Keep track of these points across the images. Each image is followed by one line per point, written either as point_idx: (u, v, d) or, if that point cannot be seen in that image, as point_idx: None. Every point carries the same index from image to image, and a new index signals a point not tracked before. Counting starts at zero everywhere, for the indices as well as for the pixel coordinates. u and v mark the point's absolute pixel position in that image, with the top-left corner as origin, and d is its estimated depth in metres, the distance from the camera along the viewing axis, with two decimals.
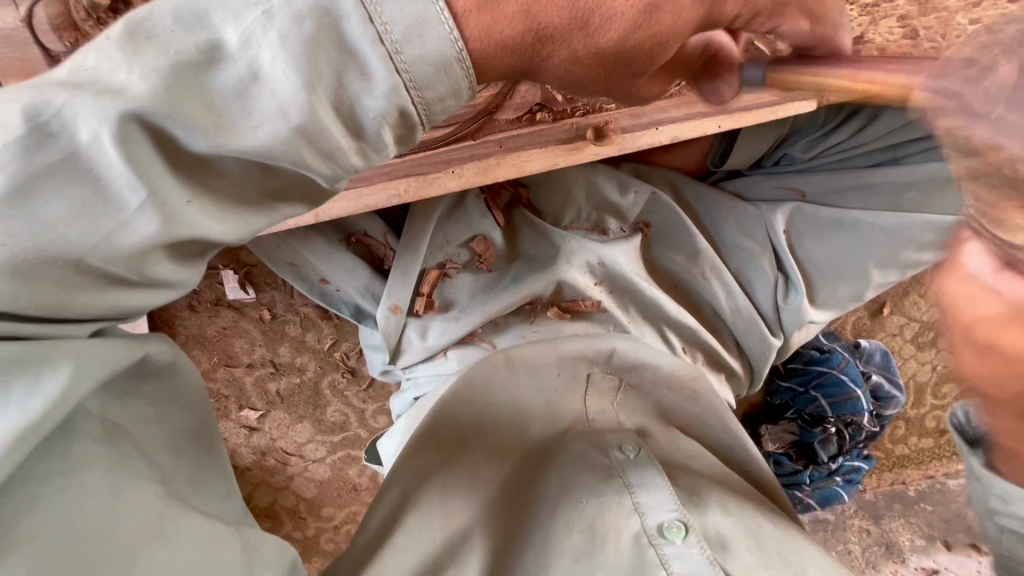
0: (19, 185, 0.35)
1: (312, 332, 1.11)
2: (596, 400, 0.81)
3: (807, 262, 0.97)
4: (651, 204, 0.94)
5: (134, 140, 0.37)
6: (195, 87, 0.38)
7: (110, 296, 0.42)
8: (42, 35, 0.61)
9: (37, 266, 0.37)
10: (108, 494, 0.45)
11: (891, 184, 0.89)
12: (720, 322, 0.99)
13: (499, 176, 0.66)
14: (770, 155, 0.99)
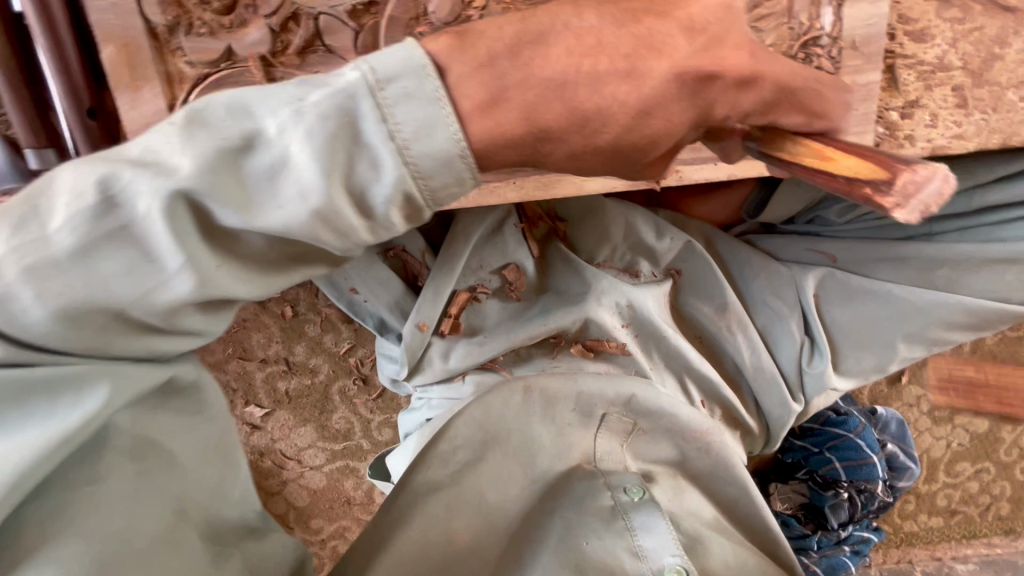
0: (82, 246, 0.38)
1: (330, 334, 1.10)
2: (610, 440, 0.78)
3: (834, 327, 0.95)
4: (685, 252, 0.94)
5: (178, 219, 0.39)
6: (229, 172, 0.39)
7: (138, 341, 0.43)
8: (146, 6, 0.56)
9: (78, 310, 0.40)
10: (124, 510, 0.46)
11: (923, 259, 0.91)
12: (740, 378, 0.96)
13: (559, 192, 0.69)
14: (803, 214, 1.00)
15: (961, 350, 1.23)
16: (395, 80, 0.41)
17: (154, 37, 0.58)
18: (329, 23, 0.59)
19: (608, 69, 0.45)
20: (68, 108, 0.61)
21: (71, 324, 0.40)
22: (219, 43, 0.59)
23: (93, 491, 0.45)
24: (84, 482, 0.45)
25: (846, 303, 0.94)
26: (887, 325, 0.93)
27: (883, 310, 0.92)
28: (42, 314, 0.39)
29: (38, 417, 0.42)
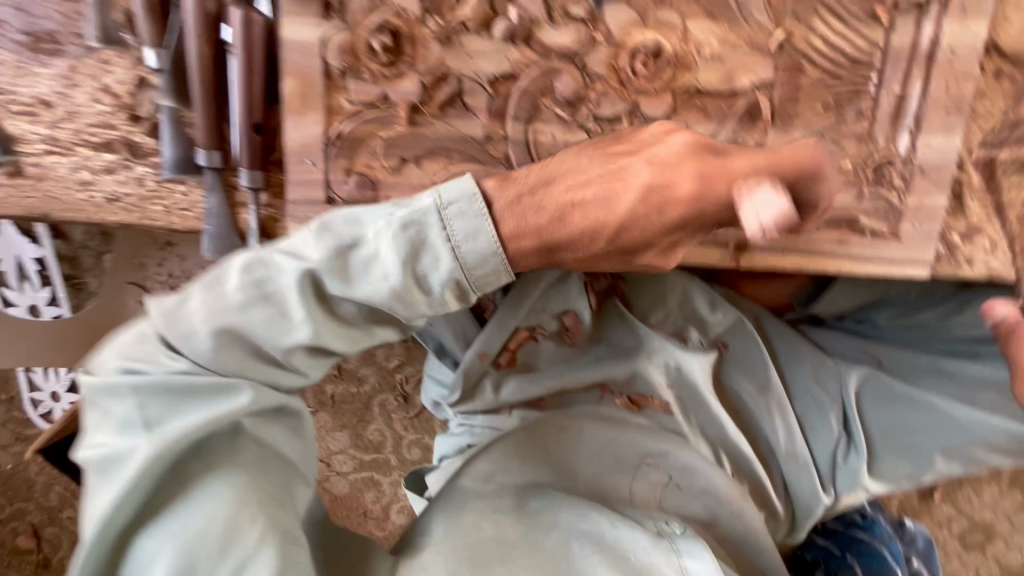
0: (246, 306, 0.53)
1: (384, 347, 1.18)
2: (644, 487, 0.88)
3: (871, 427, 0.98)
4: (734, 328, 0.99)
5: (306, 295, 0.53)
6: (339, 263, 0.53)
7: (270, 372, 0.56)
8: (325, 52, 0.62)
9: (232, 346, 0.54)
10: (249, 485, 0.55)
11: (970, 377, 0.92)
12: (773, 460, 1.00)
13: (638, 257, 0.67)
14: (854, 313, 1.03)
15: (998, 477, 1.22)
16: (458, 203, 0.54)
17: (326, 77, 0.62)
18: (474, 87, 0.62)
19: (586, 189, 0.55)
20: (240, 121, 0.64)
21: (228, 358, 0.54)
22: (375, 89, 0.62)
23: (230, 462, 0.55)
24: (221, 456, 0.55)
25: (885, 406, 0.97)
26: (922, 434, 0.95)
27: (921, 420, 0.95)
28: (207, 354, 0.54)
29: (202, 403, 0.54)
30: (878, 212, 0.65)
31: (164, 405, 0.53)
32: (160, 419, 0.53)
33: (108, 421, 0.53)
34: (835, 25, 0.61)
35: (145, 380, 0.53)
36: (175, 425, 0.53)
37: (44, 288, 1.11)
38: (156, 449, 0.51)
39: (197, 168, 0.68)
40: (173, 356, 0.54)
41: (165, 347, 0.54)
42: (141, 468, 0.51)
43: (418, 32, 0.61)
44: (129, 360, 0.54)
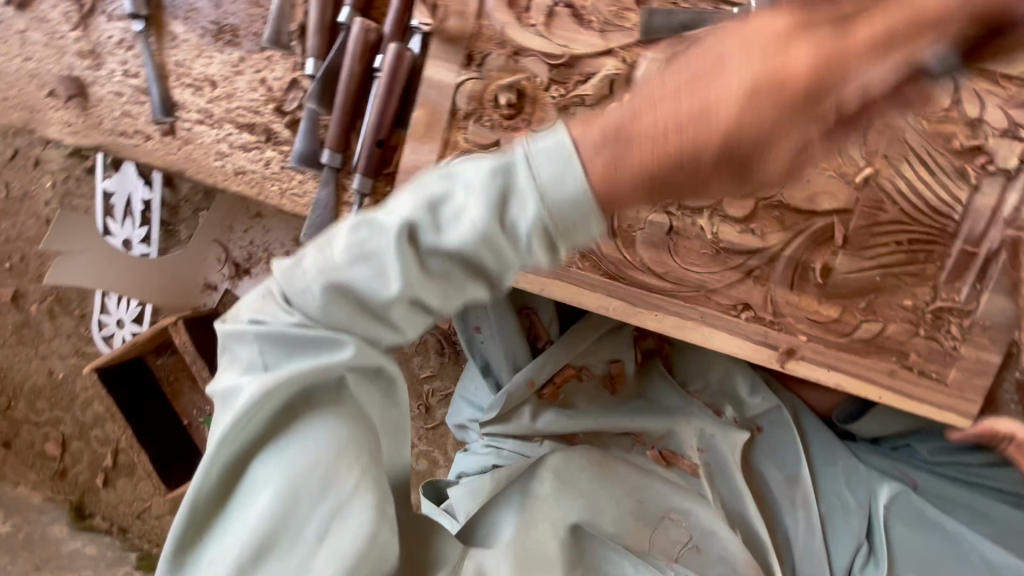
0: (352, 262, 0.53)
1: (420, 356, 1.24)
2: (663, 541, 0.75)
3: (897, 547, 0.85)
4: (773, 413, 0.94)
5: (404, 244, 0.52)
6: (432, 219, 0.52)
7: (373, 325, 0.56)
8: (460, 98, 0.70)
9: (343, 302, 0.54)
10: (340, 440, 0.56)
11: (1021, 526, 0.84)
12: (788, 558, 0.87)
13: (686, 337, 0.70)
14: (892, 438, 0.95)
15: None
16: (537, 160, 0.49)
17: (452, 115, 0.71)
18: None
19: (687, 104, 0.48)
20: (369, 134, 0.72)
21: (339, 310, 0.55)
22: (492, 135, 0.70)
23: (332, 411, 0.57)
24: (325, 405, 0.57)
25: (915, 527, 0.86)
26: (952, 570, 0.83)
27: (948, 551, 0.84)
28: (313, 309, 0.55)
29: (311, 354, 0.55)
30: (930, 354, 0.67)
31: (278, 351, 0.55)
32: (277, 363, 0.56)
33: (234, 363, 0.57)
34: (918, 173, 0.65)
35: (264, 329, 0.55)
36: (287, 368, 0.55)
37: (142, 227, 1.23)
38: (269, 389, 0.54)
39: (319, 165, 0.76)
40: (289, 311, 0.55)
41: (282, 303, 0.56)
42: (255, 406, 0.54)
43: (541, 96, 0.69)
44: (250, 317, 0.56)
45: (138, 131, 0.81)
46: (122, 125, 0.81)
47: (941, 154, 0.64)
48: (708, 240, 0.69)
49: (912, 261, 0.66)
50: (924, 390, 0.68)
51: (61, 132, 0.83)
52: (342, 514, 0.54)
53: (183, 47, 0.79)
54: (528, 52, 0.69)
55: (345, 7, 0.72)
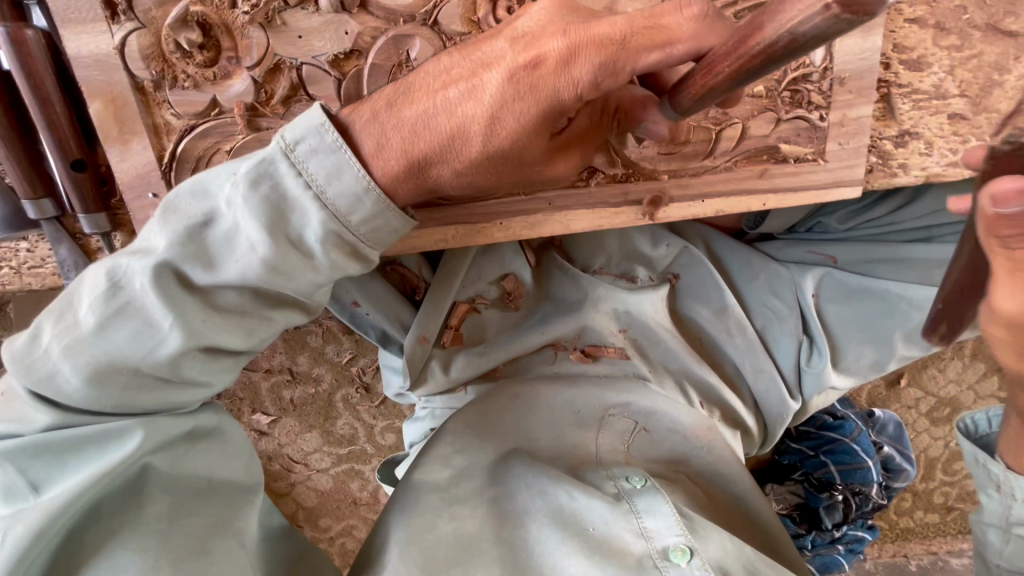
0: (102, 323, 0.51)
1: (332, 344, 1.13)
2: (610, 437, 0.86)
3: (834, 326, 0.96)
4: (682, 257, 0.97)
5: (164, 290, 0.50)
6: (192, 239, 0.51)
7: (160, 392, 0.55)
8: (130, 62, 0.51)
9: (105, 372, 0.52)
10: (120, 516, 0.55)
11: (923, 260, 0.90)
12: (740, 379, 0.98)
13: (542, 233, 0.60)
14: (804, 222, 0.97)
15: (963, 353, 1.23)
16: (305, 138, 0.50)
17: (140, 91, 0.52)
18: (312, 73, 0.52)
19: None
20: (55, 160, 0.54)
21: (110, 384, 0.53)
22: (203, 96, 0.53)
23: (133, 517, 0.55)
24: (124, 515, 0.55)
25: (844, 300, 0.95)
26: (886, 321, 0.93)
27: (882, 307, 0.93)
28: (47, 383, 0.53)
29: (90, 459, 0.54)
30: (798, 136, 0.58)
31: (42, 466, 0.53)
32: (43, 480, 0.53)
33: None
34: None
35: (14, 445, 0.52)
36: (58, 486, 0.53)
37: None
38: (34, 521, 0.50)
39: (34, 222, 0.59)
40: (37, 407, 0.53)
41: (29, 398, 0.53)
42: (27, 540, 0.49)
43: (232, 19, 0.50)
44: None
45: None
46: None
47: None
48: None
49: None
50: (805, 178, 0.60)
51: None
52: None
53: None
54: None
55: None
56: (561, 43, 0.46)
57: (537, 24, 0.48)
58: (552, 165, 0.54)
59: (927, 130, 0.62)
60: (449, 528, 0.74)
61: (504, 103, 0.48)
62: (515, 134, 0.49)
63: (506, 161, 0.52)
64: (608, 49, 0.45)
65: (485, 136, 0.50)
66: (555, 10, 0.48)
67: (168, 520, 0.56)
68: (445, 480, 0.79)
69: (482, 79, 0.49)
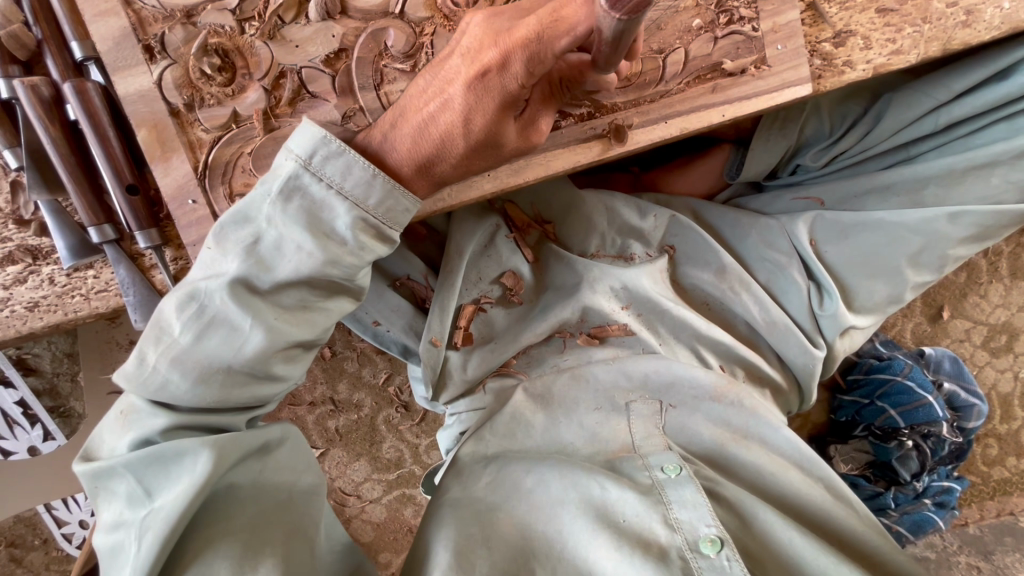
0: (196, 336, 0.56)
1: (368, 367, 1.19)
2: (642, 427, 0.84)
3: (838, 267, 0.93)
4: (672, 228, 0.95)
5: (241, 299, 0.56)
6: (249, 252, 0.56)
7: (248, 390, 0.60)
8: (168, 93, 0.62)
9: (204, 375, 0.57)
10: (211, 525, 0.57)
11: (908, 182, 0.91)
12: (757, 337, 0.95)
13: (528, 176, 0.67)
14: (785, 165, 1.00)
15: (999, 273, 1.21)
16: (315, 150, 0.56)
17: (175, 114, 0.63)
18: (311, 74, 0.63)
19: None
20: (112, 186, 0.64)
21: (206, 392, 0.58)
22: (224, 109, 0.63)
23: (222, 527, 0.57)
24: (215, 524, 0.57)
25: (843, 240, 0.92)
26: (891, 250, 0.91)
27: (883, 238, 0.91)
28: (160, 399, 0.57)
29: (186, 474, 0.56)
30: (738, 49, 0.65)
31: (154, 477, 0.56)
32: (156, 490, 0.56)
33: (108, 494, 0.57)
34: None
35: (126, 461, 0.56)
36: (165, 499, 0.55)
37: (36, 426, 1.15)
38: (154, 530, 0.54)
39: (97, 247, 0.70)
40: (155, 413, 0.57)
41: (147, 406, 0.58)
42: (152, 546, 0.54)
43: (242, 42, 0.62)
44: (120, 434, 0.58)
45: None
46: None
47: None
48: None
49: None
50: (752, 88, 0.66)
51: None
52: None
53: None
54: (200, 8, 0.61)
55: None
56: (496, 52, 0.54)
57: (478, 38, 0.55)
58: (525, 142, 0.61)
59: (860, 25, 0.68)
60: (501, 524, 0.73)
61: (472, 106, 0.56)
62: (485, 125, 0.57)
63: (487, 148, 0.60)
64: (530, 48, 0.52)
65: (465, 135, 0.57)
66: (486, 25, 0.56)
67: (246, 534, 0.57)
68: (481, 490, 0.78)
69: (448, 93, 0.57)
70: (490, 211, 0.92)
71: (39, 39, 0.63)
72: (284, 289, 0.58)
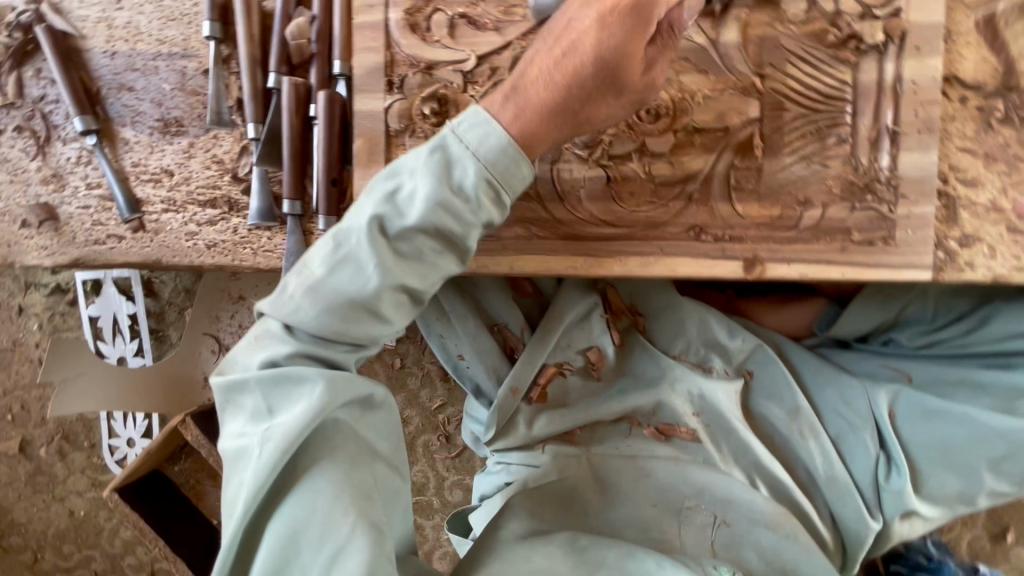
0: (330, 269, 0.63)
1: (427, 389, 1.26)
2: (694, 533, 0.89)
3: (912, 447, 0.94)
4: (757, 355, 1.00)
5: (374, 237, 0.62)
6: (388, 202, 0.63)
7: (360, 327, 0.64)
8: (390, 120, 0.77)
9: (329, 304, 0.63)
10: (318, 456, 0.63)
11: (1004, 388, 0.91)
12: (814, 488, 0.97)
13: (653, 272, 0.75)
14: (878, 334, 1.03)
15: None
16: (463, 121, 0.64)
17: (389, 136, 0.77)
18: None
19: None
20: (322, 177, 0.78)
21: (329, 320, 0.63)
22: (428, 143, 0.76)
23: (328, 458, 0.63)
24: (321, 453, 0.63)
25: (924, 422, 0.93)
26: (968, 449, 0.90)
27: (965, 435, 0.90)
28: (289, 321, 0.64)
29: (304, 401, 0.62)
30: (872, 222, 0.73)
31: (278, 396, 0.63)
32: (277, 409, 0.63)
33: (238, 405, 0.65)
34: (804, 71, 0.72)
35: (256, 376, 0.62)
36: (285, 415, 0.62)
37: (133, 340, 1.28)
38: (274, 442, 0.61)
39: (281, 217, 0.83)
40: (283, 339, 0.64)
41: (278, 332, 0.64)
42: (267, 460, 0.60)
43: (461, 98, 0.76)
44: (253, 354, 0.65)
45: (110, 235, 0.85)
46: (94, 234, 0.86)
47: (816, 49, 0.72)
48: (643, 179, 0.75)
49: (825, 145, 0.73)
50: (876, 259, 0.73)
51: (34, 258, 0.86)
52: (346, 558, 0.58)
53: (135, 148, 0.85)
54: (440, 65, 0.76)
55: (272, 72, 0.78)
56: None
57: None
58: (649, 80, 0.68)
59: (989, 234, 0.74)
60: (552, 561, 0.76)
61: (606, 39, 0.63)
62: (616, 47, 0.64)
63: (612, 85, 0.66)
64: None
65: (597, 62, 0.64)
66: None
67: (346, 466, 0.63)
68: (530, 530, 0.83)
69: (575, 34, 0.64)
70: (593, 289, 1.00)
71: (312, 53, 0.79)
72: (410, 235, 0.64)
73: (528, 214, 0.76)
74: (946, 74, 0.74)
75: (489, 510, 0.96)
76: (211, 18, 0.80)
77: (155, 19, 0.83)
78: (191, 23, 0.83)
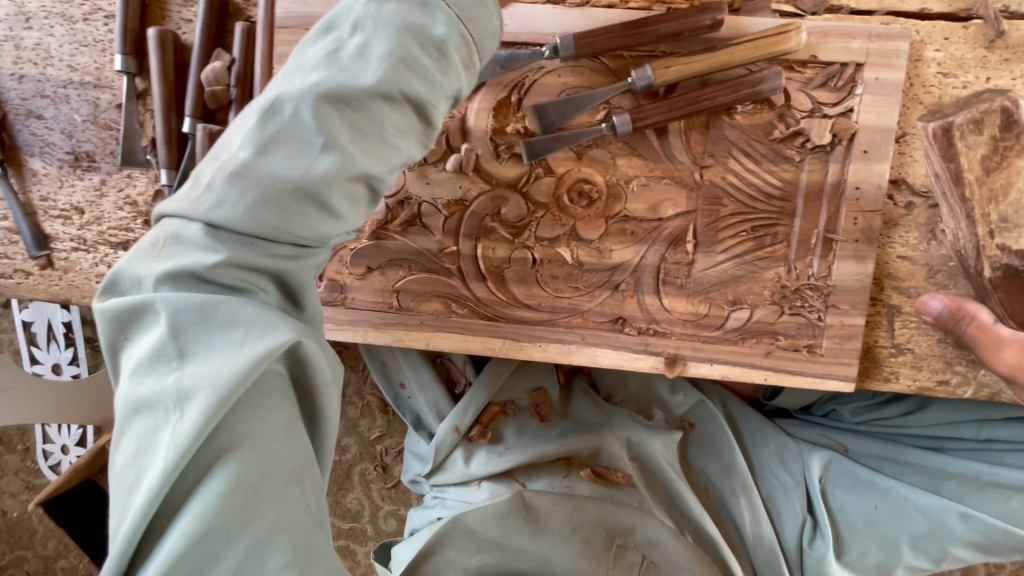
0: (263, 150, 0.45)
1: (366, 419, 1.24)
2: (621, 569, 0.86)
3: (840, 514, 0.91)
4: (698, 408, 0.98)
5: (333, 105, 0.46)
6: (333, 61, 0.47)
7: (317, 227, 0.47)
8: None
9: (277, 198, 0.45)
10: (242, 424, 0.42)
11: (932, 468, 0.90)
12: (741, 544, 0.93)
13: (571, 361, 0.72)
14: (820, 405, 1.00)
15: None
16: None
17: None
18: (429, 209, 0.72)
19: None
20: None
21: (277, 214, 0.45)
22: None
23: (255, 428, 0.42)
24: (247, 417, 0.42)
25: (851, 489, 0.91)
26: (894, 522, 0.88)
27: (887, 507, 0.89)
28: (211, 219, 0.45)
29: (233, 347, 0.42)
30: (798, 329, 0.71)
31: (195, 331, 0.43)
32: (192, 354, 0.42)
33: (135, 338, 0.45)
34: (745, 166, 0.69)
35: (169, 302, 0.43)
36: (201, 362, 0.42)
37: (68, 348, 1.23)
38: (189, 405, 0.40)
39: None
40: (208, 247, 0.45)
41: (201, 237, 0.45)
42: (178, 433, 0.40)
43: None
44: (157, 269, 0.45)
45: (17, 270, 0.81)
46: (0, 268, 0.81)
47: (761, 143, 0.68)
48: (570, 264, 0.72)
49: (760, 245, 0.70)
50: (799, 367, 0.71)
51: None
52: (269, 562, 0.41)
53: (43, 181, 0.80)
54: None
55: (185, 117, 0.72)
56: None
57: None
58: None
59: (919, 346, 0.72)
60: None
61: None
62: None
63: None
64: None
65: None
66: None
67: (278, 454, 0.43)
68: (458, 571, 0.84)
69: None
70: None
71: (231, 99, 0.73)
72: (370, 105, 0.48)
73: (451, 293, 0.73)
74: (895, 178, 0.70)
75: (414, 541, 0.89)
76: (123, 51, 0.74)
77: (67, 43, 0.77)
78: (106, 52, 0.77)
